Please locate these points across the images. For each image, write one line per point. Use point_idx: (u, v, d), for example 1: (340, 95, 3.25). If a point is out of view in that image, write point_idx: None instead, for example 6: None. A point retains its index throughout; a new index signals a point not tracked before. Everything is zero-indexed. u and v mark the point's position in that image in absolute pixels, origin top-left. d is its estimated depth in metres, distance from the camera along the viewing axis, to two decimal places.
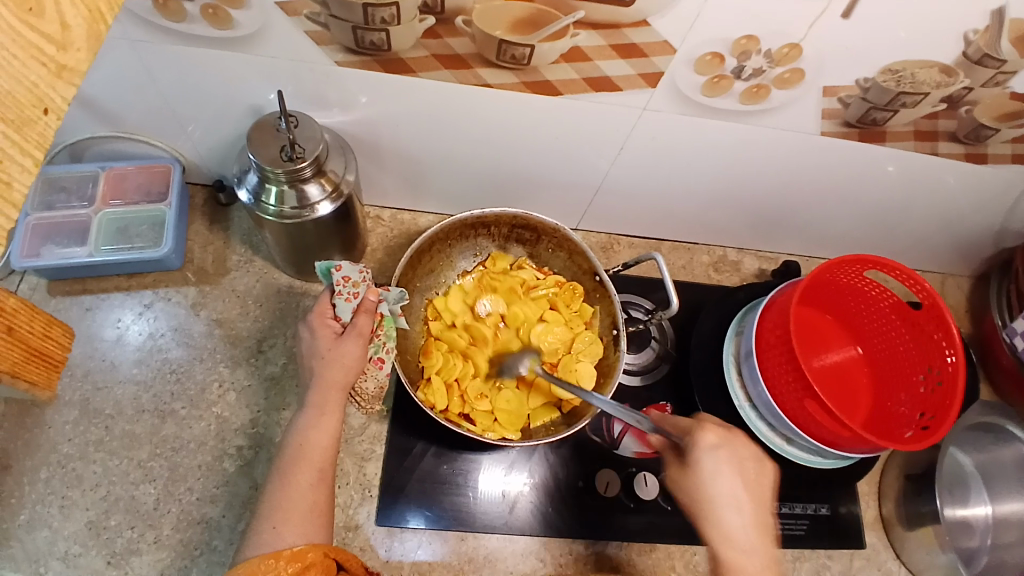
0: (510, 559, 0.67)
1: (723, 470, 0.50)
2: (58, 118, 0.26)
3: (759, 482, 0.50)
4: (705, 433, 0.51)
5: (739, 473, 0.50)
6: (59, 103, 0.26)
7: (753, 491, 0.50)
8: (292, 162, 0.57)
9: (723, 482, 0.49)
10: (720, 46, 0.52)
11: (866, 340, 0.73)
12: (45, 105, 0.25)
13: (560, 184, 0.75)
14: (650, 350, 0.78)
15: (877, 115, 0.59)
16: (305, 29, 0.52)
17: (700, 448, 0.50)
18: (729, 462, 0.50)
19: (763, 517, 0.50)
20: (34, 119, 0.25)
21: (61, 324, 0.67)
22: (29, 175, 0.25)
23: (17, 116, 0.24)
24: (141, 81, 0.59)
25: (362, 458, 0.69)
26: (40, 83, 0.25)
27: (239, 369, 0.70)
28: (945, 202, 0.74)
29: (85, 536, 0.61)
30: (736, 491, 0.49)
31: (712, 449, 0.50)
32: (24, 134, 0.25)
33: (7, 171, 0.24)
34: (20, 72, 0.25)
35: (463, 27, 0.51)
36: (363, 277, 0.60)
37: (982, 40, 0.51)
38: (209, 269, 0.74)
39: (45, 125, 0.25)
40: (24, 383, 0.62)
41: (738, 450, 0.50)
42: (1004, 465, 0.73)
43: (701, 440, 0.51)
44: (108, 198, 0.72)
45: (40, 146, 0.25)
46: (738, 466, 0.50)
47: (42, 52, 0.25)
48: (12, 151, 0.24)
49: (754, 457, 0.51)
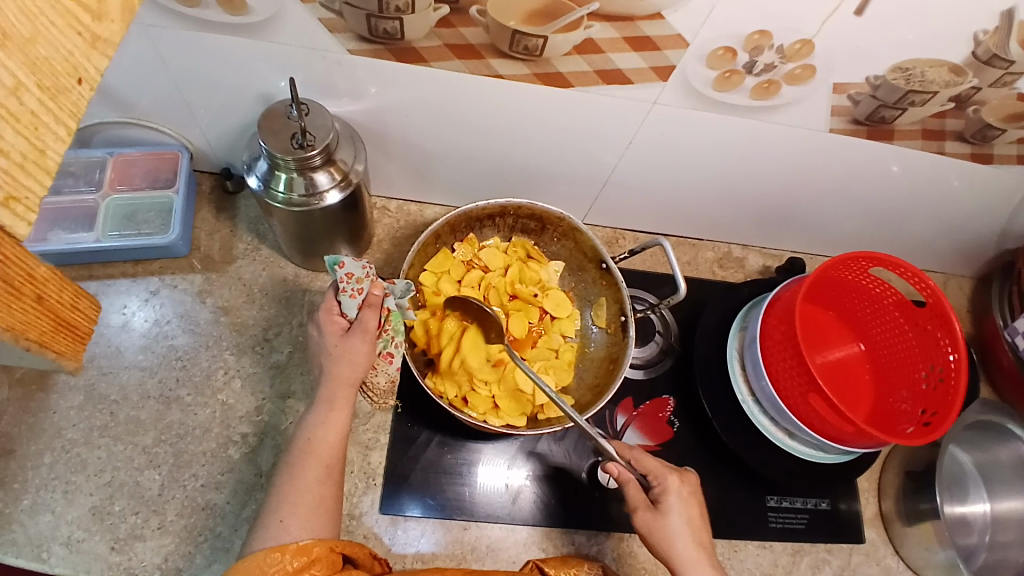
0: (512, 549, 0.67)
1: (685, 513, 0.55)
2: (91, 89, 0.26)
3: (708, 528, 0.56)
4: (673, 478, 0.56)
5: (690, 511, 0.55)
6: (91, 74, 0.26)
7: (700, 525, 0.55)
8: (302, 150, 0.57)
9: (684, 525, 0.54)
10: (732, 41, 0.52)
11: (868, 336, 0.73)
12: (79, 75, 0.25)
13: (567, 177, 0.75)
14: (653, 344, 0.78)
15: (885, 113, 0.59)
16: (319, 16, 0.52)
17: (669, 493, 0.55)
18: (692, 506, 0.55)
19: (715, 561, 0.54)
20: (69, 89, 0.24)
21: (91, 297, 0.65)
22: (62, 143, 0.24)
23: (54, 85, 0.24)
24: (152, 67, 0.59)
25: (366, 447, 0.69)
26: (76, 52, 0.25)
27: (245, 357, 0.70)
28: (950, 203, 0.74)
29: (88, 521, 0.61)
30: (697, 533, 0.54)
31: (678, 494, 0.55)
32: (58, 104, 0.24)
33: (43, 139, 0.24)
34: (58, 39, 0.24)
35: (476, 18, 0.52)
36: (366, 272, 0.59)
37: (992, 41, 0.51)
38: (215, 256, 0.74)
39: (79, 95, 0.25)
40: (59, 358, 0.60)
41: (694, 494, 0.56)
42: (1005, 464, 0.74)
43: (669, 485, 0.56)
44: (116, 183, 0.72)
45: (74, 116, 0.25)
46: (696, 510, 0.55)
47: (78, 21, 0.24)
48: (46, 119, 0.24)
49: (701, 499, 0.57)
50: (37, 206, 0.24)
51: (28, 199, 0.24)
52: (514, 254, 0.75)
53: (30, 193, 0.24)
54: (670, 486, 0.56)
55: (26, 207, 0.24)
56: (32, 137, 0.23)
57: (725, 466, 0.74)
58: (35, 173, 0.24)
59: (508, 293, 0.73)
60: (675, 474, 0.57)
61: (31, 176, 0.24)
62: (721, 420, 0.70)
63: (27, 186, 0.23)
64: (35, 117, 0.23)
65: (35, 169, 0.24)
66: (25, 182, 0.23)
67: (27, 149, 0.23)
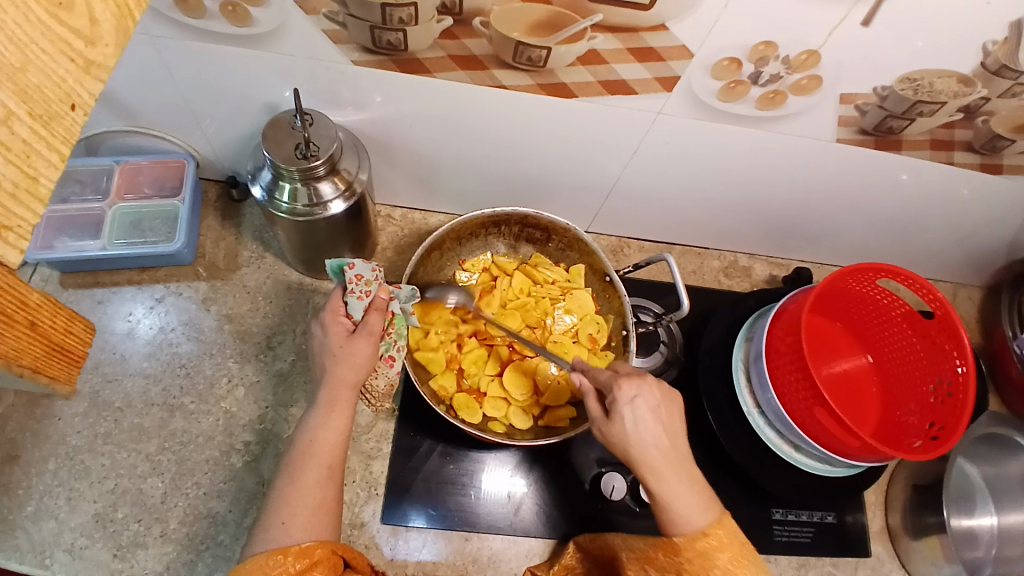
0: (513, 560, 0.67)
1: (643, 417, 0.50)
2: (84, 114, 0.25)
3: (673, 421, 0.51)
4: (620, 386, 0.51)
5: (648, 415, 0.50)
6: (86, 98, 0.25)
7: (669, 428, 0.51)
8: (306, 160, 0.57)
9: (640, 431, 0.49)
10: (737, 52, 0.52)
11: (876, 348, 0.73)
12: (72, 100, 0.25)
13: (572, 186, 0.75)
14: (658, 354, 0.77)
15: (893, 123, 0.59)
16: (322, 27, 0.52)
17: (621, 399, 0.50)
18: (647, 406, 0.50)
19: (683, 457, 0.51)
20: (62, 115, 0.24)
21: (83, 318, 0.64)
22: (56, 170, 0.24)
23: (46, 112, 0.24)
24: (159, 77, 0.59)
25: (368, 456, 0.69)
26: (69, 78, 0.25)
27: (248, 365, 0.70)
28: (959, 212, 0.73)
29: (91, 528, 0.61)
30: (657, 432, 0.50)
31: (630, 399, 0.50)
32: (51, 130, 0.24)
33: (34, 166, 0.24)
34: (49, 66, 0.24)
35: (479, 29, 0.52)
36: (375, 275, 0.60)
37: (1001, 52, 0.50)
38: (220, 264, 0.74)
39: (72, 120, 0.25)
40: (47, 379, 0.58)
41: (650, 395, 0.51)
42: (1012, 478, 0.73)
43: (621, 391, 0.50)
44: (122, 192, 0.72)
45: (67, 142, 0.25)
46: (653, 411, 0.50)
47: (71, 47, 0.24)
48: (39, 147, 0.24)
49: (664, 397, 0.51)
50: (29, 235, 0.24)
51: (21, 227, 0.23)
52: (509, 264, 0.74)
53: (22, 221, 0.23)
54: (618, 392, 0.51)
55: (17, 236, 0.23)
56: (23, 165, 0.23)
57: (729, 477, 0.74)
58: (27, 202, 0.24)
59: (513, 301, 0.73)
60: (626, 379, 0.51)
61: (22, 204, 0.23)
62: (725, 431, 0.69)
63: (19, 215, 0.23)
64: (26, 145, 0.23)
65: (27, 198, 0.24)
66: (17, 210, 0.23)
67: (17, 177, 0.23)
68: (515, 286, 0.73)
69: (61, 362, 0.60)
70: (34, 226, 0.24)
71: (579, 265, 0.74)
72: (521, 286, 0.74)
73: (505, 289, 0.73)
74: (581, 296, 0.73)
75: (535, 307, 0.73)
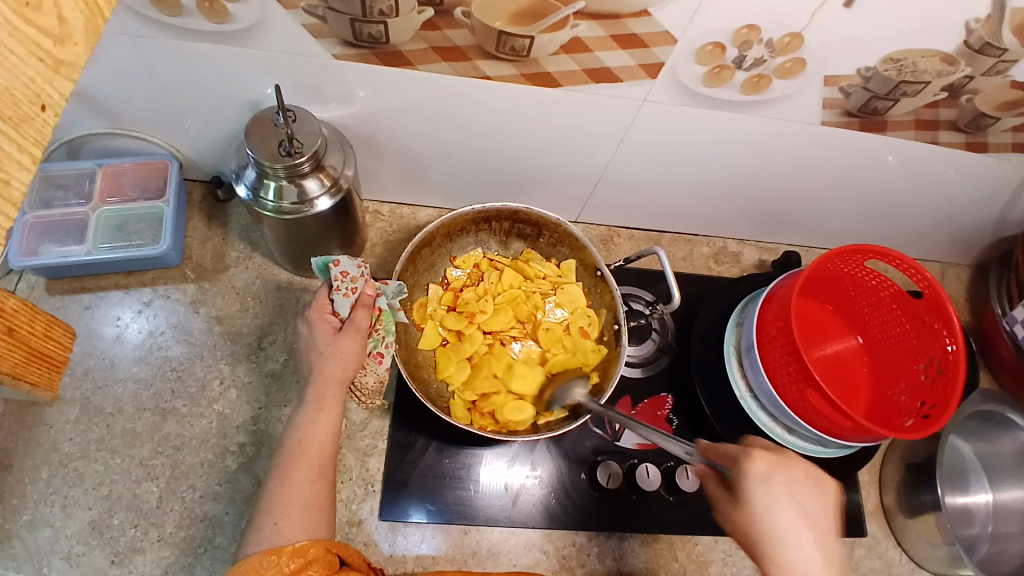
0: (512, 551, 0.67)
1: (777, 506, 0.45)
2: (56, 115, 0.25)
3: (818, 512, 0.46)
4: (754, 462, 0.46)
5: (790, 503, 0.45)
6: (56, 99, 0.25)
7: (812, 520, 0.45)
8: (290, 157, 0.57)
9: (778, 519, 0.45)
10: (721, 36, 0.52)
11: (866, 330, 0.73)
12: (43, 101, 0.24)
13: (560, 176, 0.74)
14: (650, 342, 0.78)
15: (878, 104, 0.59)
16: (302, 22, 0.52)
17: (750, 482, 0.46)
18: (786, 489, 0.45)
19: (827, 554, 0.45)
20: (31, 117, 0.24)
21: (62, 324, 0.66)
22: (28, 173, 0.24)
23: (17, 114, 0.23)
24: (139, 78, 0.59)
25: (364, 453, 0.69)
26: (38, 78, 0.24)
27: (240, 366, 0.70)
28: (945, 192, 0.74)
29: (87, 535, 0.61)
30: (796, 528, 0.45)
31: (763, 480, 0.45)
32: (22, 132, 0.24)
33: (6, 170, 0.23)
34: (19, 67, 0.23)
35: (461, 19, 0.51)
36: (361, 271, 0.59)
37: (983, 30, 0.50)
38: (208, 266, 0.74)
39: (43, 122, 0.24)
40: (27, 384, 0.61)
41: (793, 478, 0.46)
42: (1004, 455, 0.73)
43: (749, 471, 0.46)
44: (106, 195, 0.71)
45: (38, 144, 0.24)
46: (796, 497, 0.45)
47: (39, 47, 0.24)
48: (11, 149, 0.23)
49: (809, 479, 0.46)
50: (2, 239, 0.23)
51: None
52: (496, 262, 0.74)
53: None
54: (750, 466, 0.46)
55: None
56: None
57: None
58: (0, 206, 0.23)
59: (503, 298, 0.73)
60: (759, 452, 0.47)
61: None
62: (719, 417, 0.69)
63: None
64: None
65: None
66: None
67: None
68: (504, 282, 0.73)
69: (43, 363, 0.62)
70: (7, 230, 0.23)
71: (570, 261, 0.74)
72: (511, 282, 0.74)
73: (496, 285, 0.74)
74: (572, 291, 0.72)
75: (525, 301, 0.73)
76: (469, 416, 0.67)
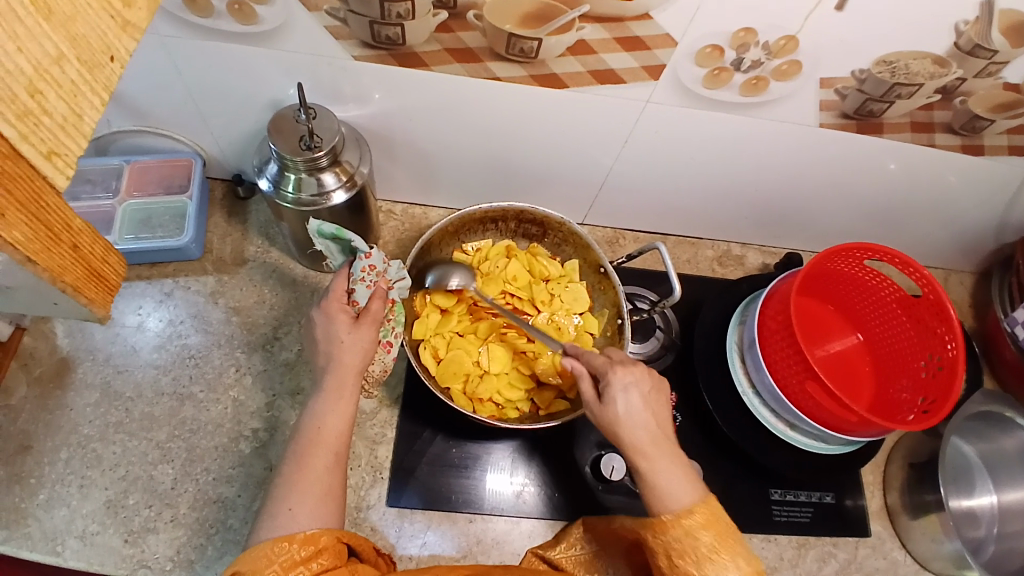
0: (516, 541, 0.68)
1: (633, 402, 0.52)
2: (123, 68, 0.24)
3: (661, 411, 0.53)
4: (615, 372, 0.53)
5: (643, 403, 0.52)
6: (123, 54, 0.24)
7: (659, 419, 0.52)
8: (310, 151, 0.60)
9: (631, 414, 0.52)
10: (720, 39, 0.54)
11: (866, 327, 0.74)
12: (111, 53, 0.23)
13: (566, 177, 0.77)
14: (655, 340, 0.79)
15: (874, 106, 0.61)
16: (325, 24, 0.55)
17: (614, 386, 0.53)
18: (638, 389, 0.53)
19: (669, 445, 0.51)
20: (102, 65, 0.23)
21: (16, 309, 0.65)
22: (97, 112, 0.23)
23: (90, 58, 0.22)
24: (170, 78, 0.62)
25: (373, 442, 0.70)
26: (109, 33, 0.23)
27: (255, 355, 0.72)
28: (944, 196, 0.76)
29: (102, 515, 0.63)
30: (647, 418, 0.52)
31: (623, 386, 0.53)
32: (94, 76, 0.23)
33: (80, 105, 0.22)
34: (94, 20, 0.22)
35: (474, 22, 0.54)
36: (384, 264, 0.61)
37: (973, 31, 0.53)
38: (227, 259, 0.77)
39: (111, 72, 0.23)
40: None
41: (642, 383, 0.53)
42: (1007, 455, 0.74)
43: (614, 379, 0.53)
44: (132, 190, 0.75)
45: (107, 90, 0.23)
46: (646, 399, 0.53)
47: (111, 5, 0.23)
48: (85, 89, 0.22)
49: (653, 386, 0.54)
50: (76, 164, 0.22)
51: (68, 156, 0.22)
52: (494, 254, 0.76)
53: (69, 151, 0.22)
54: (614, 380, 0.53)
55: (65, 164, 0.22)
56: (71, 102, 0.22)
57: (726, 458, 0.75)
58: (71, 136, 0.22)
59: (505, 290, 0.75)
60: (619, 367, 0.54)
61: (65, 137, 0.21)
62: (721, 411, 0.71)
63: (66, 144, 0.22)
64: (75, 85, 0.21)
65: (71, 132, 0.22)
66: (62, 140, 0.21)
67: (64, 111, 0.21)
68: (510, 272, 0.75)
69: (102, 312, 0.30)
70: (77, 161, 0.22)
71: (573, 260, 0.77)
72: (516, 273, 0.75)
73: (500, 273, 0.75)
74: (575, 289, 0.75)
75: (526, 289, 0.76)
76: (470, 403, 0.69)
